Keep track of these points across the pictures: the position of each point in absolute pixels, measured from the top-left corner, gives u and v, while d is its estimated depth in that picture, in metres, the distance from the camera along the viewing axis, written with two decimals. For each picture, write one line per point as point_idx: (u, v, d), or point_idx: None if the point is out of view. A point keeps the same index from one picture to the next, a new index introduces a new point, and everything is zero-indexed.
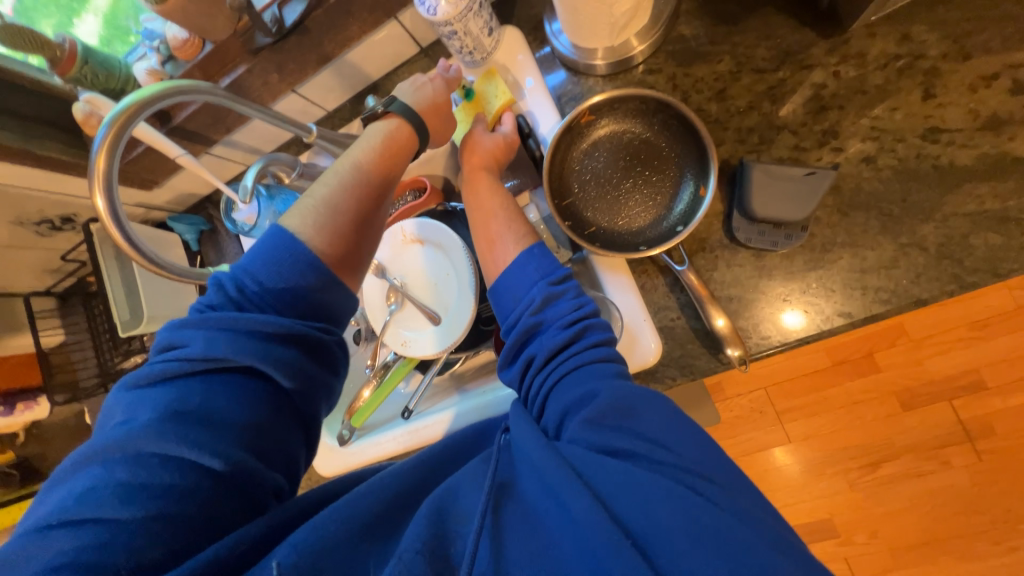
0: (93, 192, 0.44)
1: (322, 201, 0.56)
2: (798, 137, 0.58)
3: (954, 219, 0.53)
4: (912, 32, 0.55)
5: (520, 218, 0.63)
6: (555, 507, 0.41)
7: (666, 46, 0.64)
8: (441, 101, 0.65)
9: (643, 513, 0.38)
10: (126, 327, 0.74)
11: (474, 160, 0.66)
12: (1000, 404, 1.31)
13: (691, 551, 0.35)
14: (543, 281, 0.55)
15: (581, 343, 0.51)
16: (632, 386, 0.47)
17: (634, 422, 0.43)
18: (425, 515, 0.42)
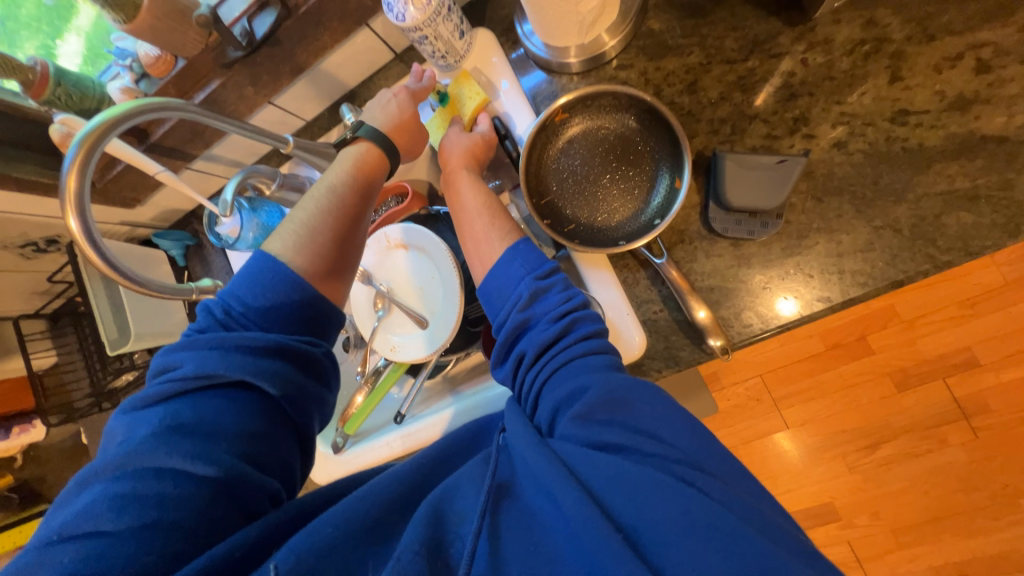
0: (65, 212, 0.44)
1: (301, 225, 0.57)
2: (770, 126, 0.59)
3: (926, 200, 0.54)
4: (876, 16, 0.55)
5: (502, 216, 0.63)
6: (548, 504, 0.41)
7: (637, 41, 0.64)
8: (410, 113, 0.66)
9: (633, 506, 0.38)
10: (115, 345, 0.75)
11: (452, 161, 0.66)
12: (994, 380, 1.32)
13: (683, 544, 0.35)
14: (529, 276, 0.55)
15: (570, 337, 0.51)
16: (623, 378, 0.47)
17: (625, 415, 0.43)
18: (423, 517, 0.43)
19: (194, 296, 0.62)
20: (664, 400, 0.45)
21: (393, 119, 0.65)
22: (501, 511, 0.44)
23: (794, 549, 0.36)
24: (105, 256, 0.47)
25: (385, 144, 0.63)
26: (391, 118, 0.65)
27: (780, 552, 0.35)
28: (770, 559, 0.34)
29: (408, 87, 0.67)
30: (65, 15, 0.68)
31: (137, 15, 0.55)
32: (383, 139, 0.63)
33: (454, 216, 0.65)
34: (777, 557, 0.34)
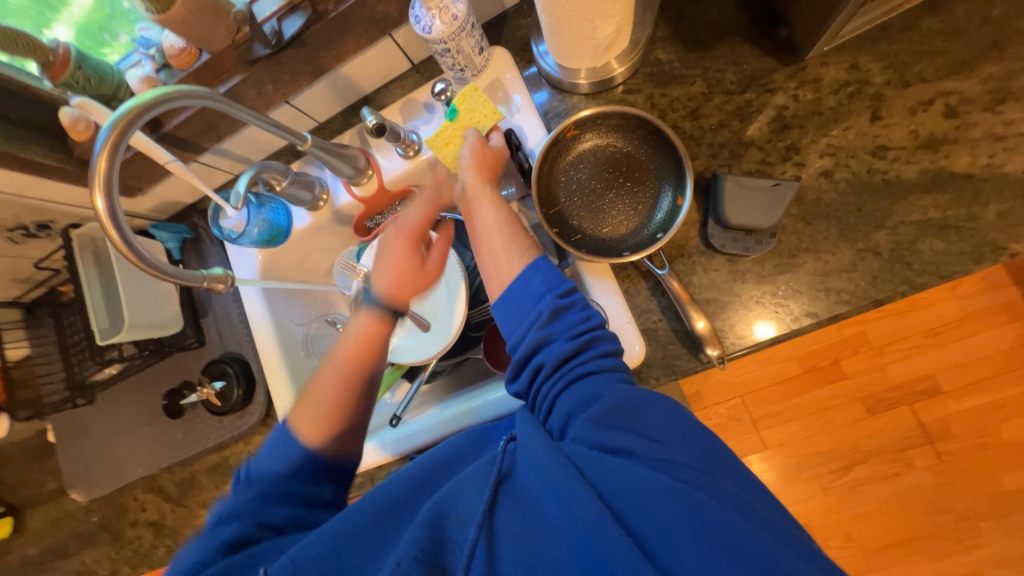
0: (94, 193, 0.44)
1: (322, 407, 0.56)
2: (765, 153, 0.64)
3: (903, 227, 0.59)
4: (859, 62, 0.61)
5: (522, 232, 0.63)
6: (557, 509, 0.42)
7: (644, 69, 0.69)
8: (404, 262, 0.65)
9: (642, 512, 0.40)
10: (105, 335, 0.74)
11: (472, 174, 0.67)
12: (956, 407, 1.40)
13: (697, 544, 0.37)
14: (549, 294, 0.55)
15: (589, 352, 0.52)
16: (637, 389, 0.48)
17: (641, 423, 0.45)
18: (423, 523, 0.45)
19: (201, 284, 0.59)
20: (679, 411, 0.47)
21: (393, 265, 0.64)
22: (506, 510, 0.45)
23: (795, 544, 0.39)
24: (126, 237, 0.47)
25: (389, 306, 0.63)
26: (386, 266, 0.64)
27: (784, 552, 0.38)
28: (776, 562, 0.36)
29: (402, 227, 0.66)
30: (57, 6, 0.67)
31: (171, 7, 0.56)
32: (385, 298, 0.63)
33: (473, 233, 0.66)
34: (780, 558, 0.37)
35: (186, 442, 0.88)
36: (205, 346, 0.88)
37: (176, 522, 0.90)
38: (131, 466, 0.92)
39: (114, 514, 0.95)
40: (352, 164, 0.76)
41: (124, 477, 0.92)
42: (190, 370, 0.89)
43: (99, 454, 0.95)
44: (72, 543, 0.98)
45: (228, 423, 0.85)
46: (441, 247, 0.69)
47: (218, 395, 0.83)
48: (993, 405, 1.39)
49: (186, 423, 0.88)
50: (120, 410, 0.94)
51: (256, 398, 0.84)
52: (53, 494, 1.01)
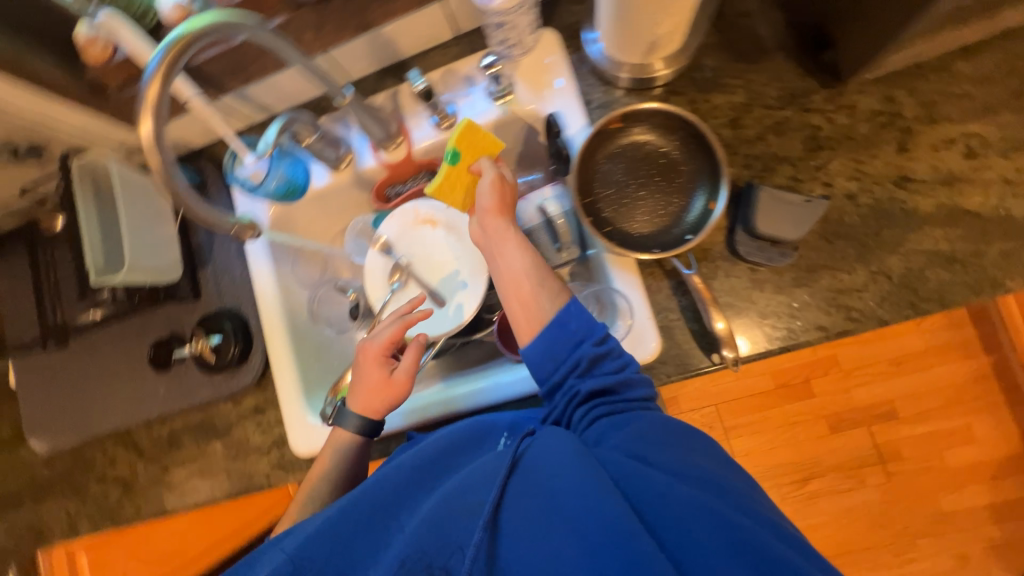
0: (143, 117, 0.43)
1: (313, 473, 0.70)
2: (797, 170, 0.66)
3: (914, 255, 0.63)
4: (894, 95, 0.64)
5: (550, 276, 0.64)
6: (588, 510, 0.45)
7: (690, 73, 0.71)
8: (379, 378, 0.70)
9: (673, 521, 0.44)
10: (100, 274, 0.68)
11: (489, 215, 0.67)
12: (908, 432, 1.50)
13: (702, 538, 0.43)
14: (588, 342, 0.58)
15: (629, 392, 0.57)
16: (662, 418, 0.55)
17: (655, 443, 0.52)
18: (430, 519, 0.49)
19: (231, 230, 0.61)
20: (695, 438, 0.54)
21: (365, 386, 0.70)
22: (515, 498, 0.49)
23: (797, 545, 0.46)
24: (169, 170, 0.46)
25: (365, 424, 0.70)
26: (362, 387, 0.70)
27: (781, 547, 0.43)
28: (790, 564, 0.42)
29: (368, 347, 0.71)
30: None
31: None
32: (364, 417, 0.70)
33: (497, 279, 0.67)
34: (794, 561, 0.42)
35: (169, 396, 0.84)
36: (201, 300, 0.84)
37: (148, 480, 0.86)
38: (105, 416, 0.87)
39: (77, 467, 0.89)
40: (384, 128, 0.75)
41: (95, 427, 0.87)
42: (181, 323, 0.84)
43: (68, 402, 0.89)
44: (26, 494, 0.91)
45: (218, 381, 0.82)
46: (411, 357, 0.70)
47: (214, 351, 0.79)
48: (941, 433, 1.50)
49: (172, 377, 0.84)
50: (97, 357, 0.88)
51: (252, 358, 0.80)
52: (8, 441, 0.93)
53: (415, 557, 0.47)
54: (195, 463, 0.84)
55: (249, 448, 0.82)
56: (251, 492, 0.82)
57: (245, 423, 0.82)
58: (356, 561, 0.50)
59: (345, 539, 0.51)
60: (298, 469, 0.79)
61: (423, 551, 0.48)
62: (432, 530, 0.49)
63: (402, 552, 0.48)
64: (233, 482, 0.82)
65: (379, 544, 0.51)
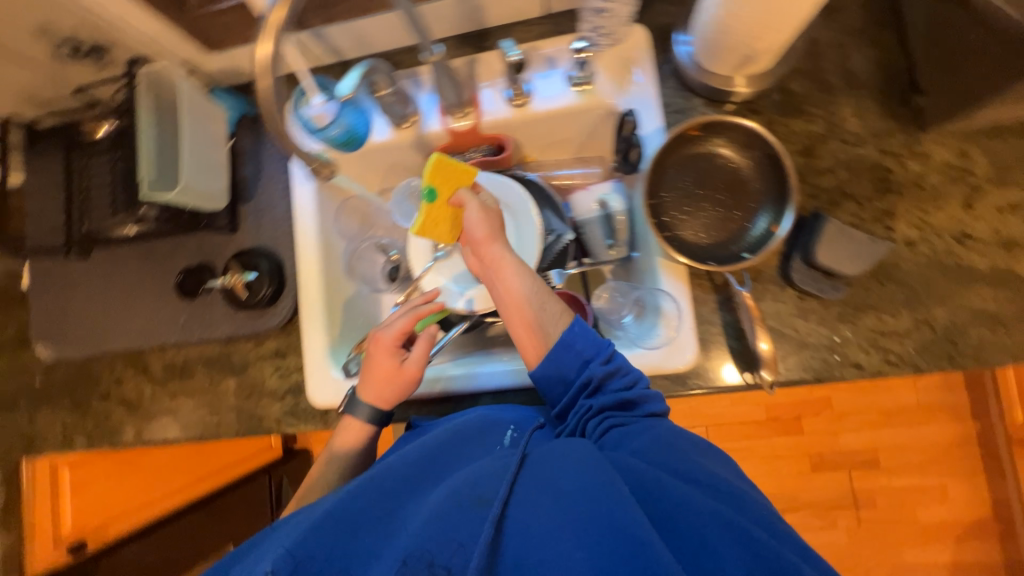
0: (263, 40, 0.46)
1: (334, 444, 0.73)
2: (861, 208, 0.67)
3: (961, 310, 0.64)
4: (969, 151, 0.65)
5: (551, 295, 0.67)
6: (603, 510, 0.46)
7: (772, 94, 0.71)
8: (388, 372, 0.71)
9: (689, 526, 0.45)
10: (150, 189, 0.67)
11: (482, 245, 0.69)
12: (884, 482, 1.54)
13: (716, 544, 0.44)
14: (595, 361, 0.62)
15: (641, 408, 0.60)
16: (673, 432, 0.57)
17: (664, 456, 0.54)
18: (441, 506, 0.48)
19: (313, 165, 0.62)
20: (705, 453, 0.56)
21: (374, 376, 0.71)
22: (527, 497, 0.49)
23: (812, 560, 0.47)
24: (273, 92, 0.49)
25: (377, 414, 0.72)
26: (372, 383, 0.72)
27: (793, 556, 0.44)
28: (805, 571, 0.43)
29: (379, 338, 0.71)
30: None
31: None
32: (374, 406, 0.72)
33: (501, 302, 0.68)
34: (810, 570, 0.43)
35: (189, 325, 0.82)
36: (237, 234, 0.82)
37: (154, 405, 0.84)
38: (118, 334, 0.85)
39: (80, 381, 0.87)
40: (458, 94, 0.74)
41: (107, 343, 0.85)
42: (214, 253, 0.83)
43: (81, 313, 0.87)
44: (22, 400, 0.89)
45: (243, 318, 0.80)
46: (422, 348, 0.72)
47: (246, 287, 0.78)
48: (916, 489, 1.53)
49: (195, 306, 0.82)
50: (120, 273, 0.87)
51: (283, 301, 0.79)
52: (10, 344, 0.91)
53: (420, 555, 0.44)
54: (204, 396, 0.83)
55: (263, 391, 0.81)
56: (258, 434, 0.80)
57: (263, 364, 0.81)
58: (359, 552, 0.47)
59: (351, 526, 0.48)
60: (311, 419, 0.79)
61: (432, 548, 0.44)
62: (442, 522, 0.46)
63: (408, 546, 0.45)
64: (241, 422, 0.81)
65: (386, 535, 0.48)
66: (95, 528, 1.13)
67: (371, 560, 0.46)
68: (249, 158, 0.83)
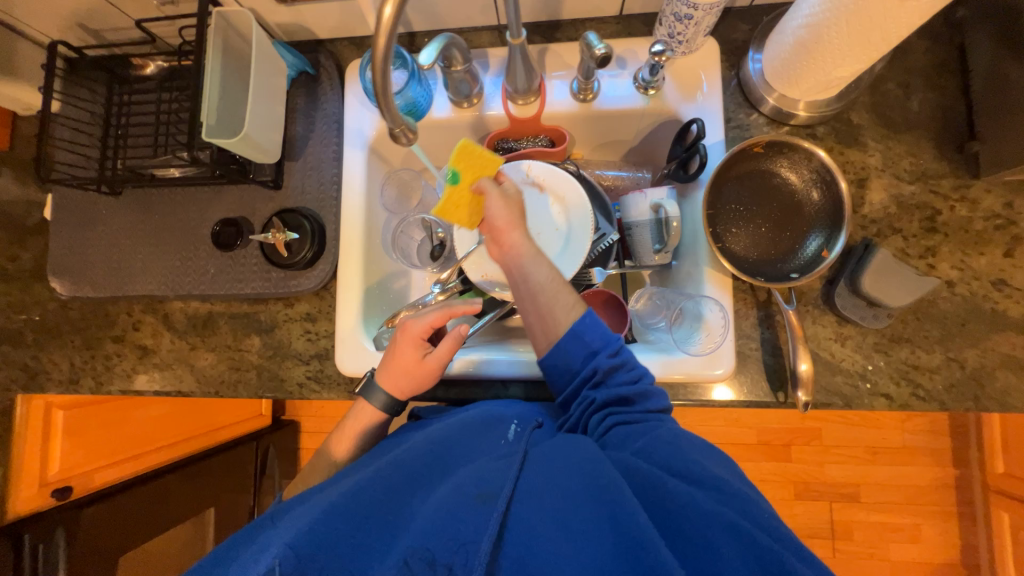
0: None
1: (348, 430, 0.72)
2: (906, 244, 0.69)
3: (991, 353, 0.66)
4: (1015, 202, 0.68)
5: (565, 286, 0.66)
6: (601, 510, 0.48)
7: (833, 123, 0.73)
8: (411, 364, 0.69)
9: (687, 528, 0.46)
10: (211, 134, 0.67)
11: (501, 232, 0.67)
12: (863, 517, 1.57)
13: (719, 545, 0.45)
14: (601, 353, 0.61)
15: (644, 402, 0.60)
16: (676, 430, 0.57)
17: (666, 454, 0.53)
18: (445, 503, 0.49)
19: (394, 130, 0.53)
20: (709, 452, 0.56)
21: (394, 365, 0.69)
22: (530, 497, 0.50)
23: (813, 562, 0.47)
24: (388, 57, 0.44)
25: (392, 403, 0.70)
26: (393, 372, 0.69)
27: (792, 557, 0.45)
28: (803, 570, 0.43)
29: (407, 327, 0.68)
30: None
31: None
32: (390, 394, 0.70)
33: (516, 289, 0.67)
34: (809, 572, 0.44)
35: (217, 278, 0.80)
36: (280, 191, 0.80)
37: (170, 355, 0.82)
38: (139, 278, 0.82)
39: (94, 322, 0.85)
40: (527, 82, 0.72)
41: (126, 286, 0.82)
42: (253, 208, 0.81)
43: (100, 252, 0.84)
44: (30, 335, 0.86)
45: (277, 278, 0.78)
46: (447, 347, 0.69)
47: (287, 246, 0.76)
48: (891, 526, 1.56)
49: (226, 259, 0.80)
50: (146, 216, 0.84)
51: (321, 265, 0.78)
52: (23, 276, 0.87)
53: (427, 555, 0.45)
54: (226, 352, 0.81)
55: (288, 353, 0.79)
56: (277, 397, 0.79)
57: (292, 326, 0.80)
58: (366, 548, 0.47)
59: (360, 519, 0.48)
60: (336, 387, 0.78)
61: (437, 547, 0.45)
62: (446, 520, 0.47)
63: (415, 547, 0.45)
64: (261, 382, 0.79)
65: (395, 530, 0.48)
66: (84, 474, 1.10)
67: (380, 557, 0.46)
68: (301, 117, 0.81)
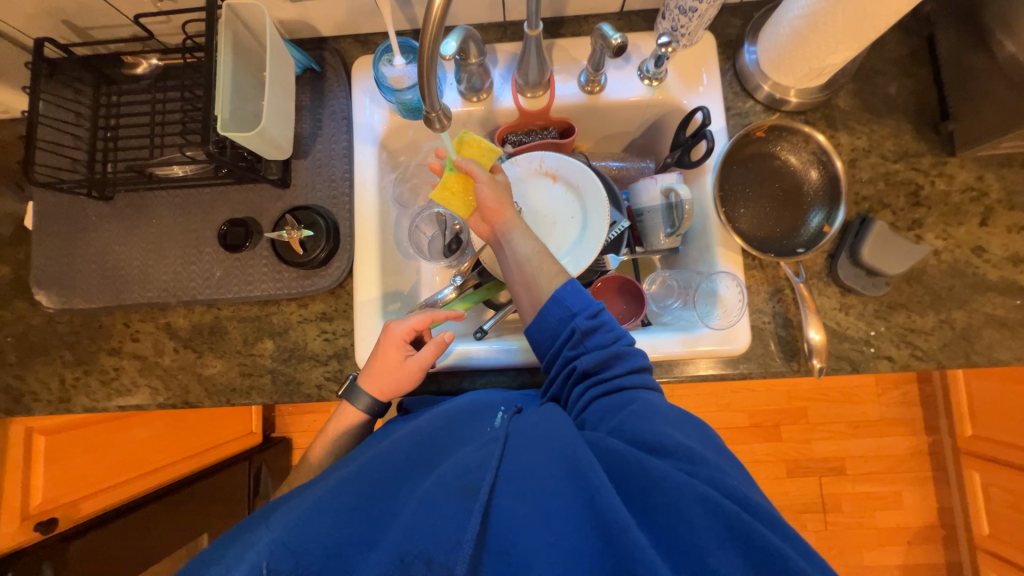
0: None
1: (330, 430, 0.69)
2: (896, 217, 0.75)
3: (976, 313, 0.72)
4: (985, 176, 0.75)
5: (551, 258, 0.67)
6: (579, 492, 0.44)
7: (823, 109, 0.78)
8: (392, 366, 0.67)
9: (670, 509, 0.43)
10: (223, 128, 0.66)
11: (490, 211, 0.69)
12: (850, 488, 1.63)
13: (693, 520, 0.42)
14: (580, 314, 0.59)
15: (624, 366, 0.57)
16: (657, 401, 0.54)
17: (644, 427, 0.49)
18: (429, 497, 0.44)
19: (431, 114, 0.56)
20: (692, 424, 0.53)
21: (376, 365, 0.68)
22: (515, 484, 0.45)
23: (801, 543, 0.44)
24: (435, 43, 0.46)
25: (375, 406, 0.68)
26: (377, 373, 0.67)
27: (765, 529, 0.42)
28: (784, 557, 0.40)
29: (390, 329, 0.67)
30: None
31: None
32: (373, 397, 0.68)
33: (506, 264, 0.69)
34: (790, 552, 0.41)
35: (225, 281, 0.77)
36: (288, 189, 0.78)
37: (171, 364, 0.78)
38: (137, 285, 0.78)
39: (87, 335, 0.79)
40: (539, 75, 0.74)
41: (124, 295, 0.78)
42: (261, 208, 0.78)
43: (82, 259, 0.79)
44: (11, 352, 0.79)
45: (290, 278, 0.76)
46: (430, 352, 0.66)
47: (302, 244, 0.74)
48: (876, 495, 1.63)
49: (235, 261, 0.77)
50: (136, 219, 0.79)
51: (336, 263, 0.76)
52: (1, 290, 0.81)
53: (417, 552, 0.41)
54: (237, 357, 0.78)
55: (305, 355, 0.77)
56: (295, 400, 0.76)
57: (307, 326, 0.78)
58: (344, 542, 0.42)
59: (345, 511, 0.44)
60: None
61: (422, 542, 0.41)
62: (430, 512, 0.43)
63: (402, 544, 0.41)
64: (276, 386, 0.76)
65: (377, 523, 0.44)
66: (69, 505, 1.01)
67: (367, 550, 0.42)
68: (308, 114, 0.80)
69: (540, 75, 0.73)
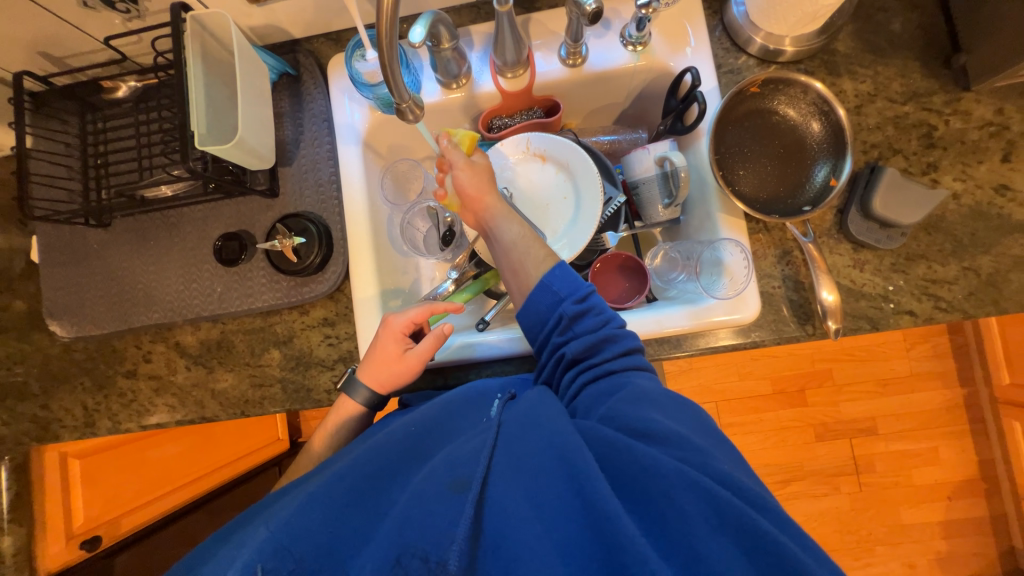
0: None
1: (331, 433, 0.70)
2: (908, 162, 0.70)
3: (1004, 257, 0.68)
4: (1005, 109, 0.70)
5: (538, 243, 0.65)
6: (567, 483, 0.43)
7: (821, 55, 0.74)
8: (391, 359, 0.67)
9: (661, 497, 0.42)
10: (202, 142, 0.66)
11: (474, 198, 0.67)
12: (883, 448, 1.58)
13: (683, 505, 0.41)
14: (568, 300, 0.58)
15: (613, 350, 0.56)
16: (649, 385, 0.53)
17: (635, 413, 0.48)
18: (420, 493, 0.44)
19: (401, 105, 0.55)
20: (684, 407, 0.52)
21: (375, 357, 0.68)
22: (508, 477, 0.44)
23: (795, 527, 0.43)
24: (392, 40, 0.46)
25: (374, 398, 0.68)
26: (378, 368, 0.68)
27: (757, 514, 0.41)
28: (776, 544, 0.39)
29: (389, 321, 0.67)
30: None
31: None
32: (372, 390, 0.67)
33: (493, 252, 0.68)
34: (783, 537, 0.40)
35: (227, 296, 0.77)
36: (277, 199, 0.78)
37: (186, 382, 0.80)
38: (143, 308, 0.79)
39: (103, 361, 0.81)
40: (517, 53, 0.71)
41: (131, 318, 0.79)
42: (253, 219, 0.78)
43: (88, 288, 0.80)
44: (34, 383, 0.82)
45: (288, 286, 0.76)
46: (429, 344, 0.67)
47: (295, 252, 0.74)
48: (910, 453, 1.58)
49: (233, 276, 0.77)
50: (135, 243, 0.80)
51: (332, 268, 0.76)
52: (19, 324, 0.83)
53: (412, 551, 0.41)
54: (246, 370, 0.79)
55: (312, 361, 0.77)
56: (306, 407, 0.77)
57: (310, 333, 0.78)
58: (339, 540, 0.43)
59: (338, 508, 0.45)
60: None
61: (415, 539, 0.41)
62: (420, 508, 0.42)
63: (395, 543, 0.41)
64: (287, 394, 0.77)
65: (370, 520, 0.44)
66: (110, 522, 1.06)
67: (360, 547, 0.43)
68: (289, 119, 0.79)
69: (519, 53, 0.71)
